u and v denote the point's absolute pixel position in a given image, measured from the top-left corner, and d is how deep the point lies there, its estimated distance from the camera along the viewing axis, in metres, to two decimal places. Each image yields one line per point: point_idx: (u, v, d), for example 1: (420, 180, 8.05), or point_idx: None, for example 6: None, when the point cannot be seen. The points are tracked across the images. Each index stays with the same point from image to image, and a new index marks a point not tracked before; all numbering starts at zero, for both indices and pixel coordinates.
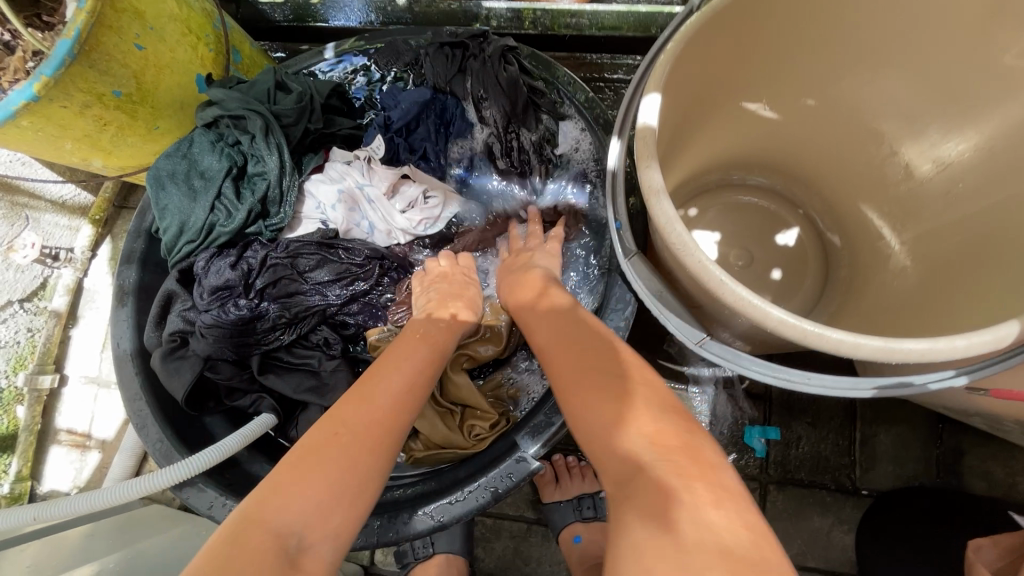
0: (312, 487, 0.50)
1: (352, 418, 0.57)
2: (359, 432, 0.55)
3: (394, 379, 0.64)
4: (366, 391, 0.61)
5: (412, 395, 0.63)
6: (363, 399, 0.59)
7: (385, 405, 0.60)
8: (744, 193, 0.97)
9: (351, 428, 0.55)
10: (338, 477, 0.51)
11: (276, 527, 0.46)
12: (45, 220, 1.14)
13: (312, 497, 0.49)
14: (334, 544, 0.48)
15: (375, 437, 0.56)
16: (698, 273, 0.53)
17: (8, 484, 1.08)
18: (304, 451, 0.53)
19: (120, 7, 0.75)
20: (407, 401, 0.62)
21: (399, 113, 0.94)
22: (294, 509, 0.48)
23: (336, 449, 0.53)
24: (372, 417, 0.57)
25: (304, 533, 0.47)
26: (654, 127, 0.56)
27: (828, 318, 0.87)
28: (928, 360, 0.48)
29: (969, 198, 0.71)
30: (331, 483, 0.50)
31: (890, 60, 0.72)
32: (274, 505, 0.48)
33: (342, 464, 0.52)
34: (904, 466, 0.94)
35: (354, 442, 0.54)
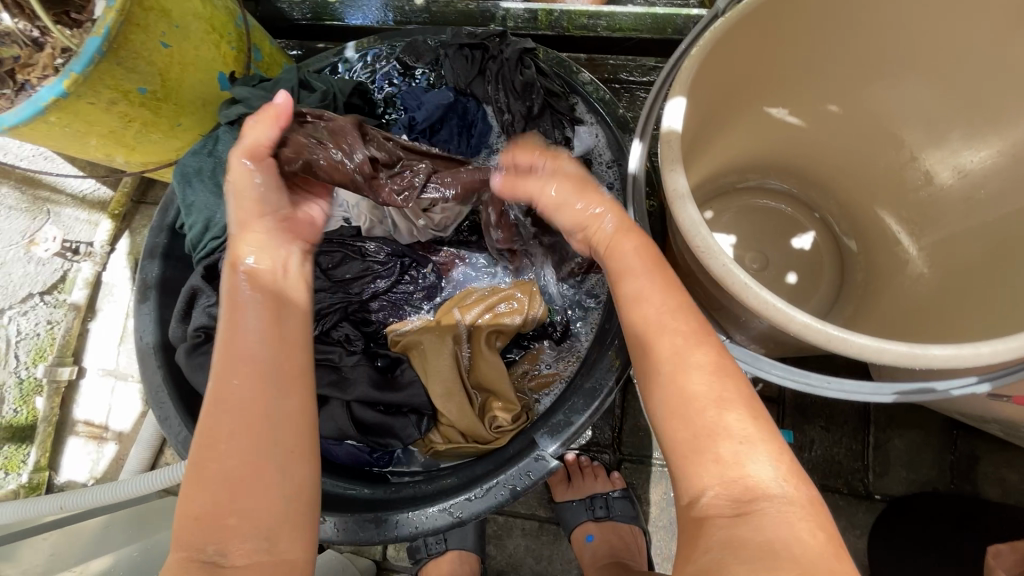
0: (206, 497, 0.50)
1: (224, 407, 0.53)
2: (223, 424, 0.53)
3: (248, 345, 0.56)
4: (225, 357, 0.55)
5: (270, 361, 0.56)
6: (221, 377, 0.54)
7: (241, 383, 0.54)
8: (760, 197, 0.97)
9: (214, 421, 0.53)
10: (228, 479, 0.51)
11: (190, 546, 0.49)
12: (67, 214, 1.16)
13: (206, 513, 0.50)
14: (263, 537, 0.50)
15: (253, 419, 0.53)
16: (723, 277, 0.53)
17: (27, 474, 1.10)
18: (195, 455, 0.53)
19: (147, 5, 0.76)
20: (268, 365, 0.56)
21: (423, 115, 0.94)
22: (196, 521, 0.50)
23: (213, 448, 0.52)
24: (234, 398, 0.53)
25: (219, 545, 0.49)
26: (679, 132, 0.57)
27: (844, 322, 0.87)
28: (952, 366, 0.49)
29: (990, 206, 0.71)
30: (217, 486, 0.51)
31: (914, 67, 0.72)
32: (182, 517, 0.50)
33: (222, 462, 0.51)
34: (917, 471, 0.94)
35: (227, 434, 0.52)
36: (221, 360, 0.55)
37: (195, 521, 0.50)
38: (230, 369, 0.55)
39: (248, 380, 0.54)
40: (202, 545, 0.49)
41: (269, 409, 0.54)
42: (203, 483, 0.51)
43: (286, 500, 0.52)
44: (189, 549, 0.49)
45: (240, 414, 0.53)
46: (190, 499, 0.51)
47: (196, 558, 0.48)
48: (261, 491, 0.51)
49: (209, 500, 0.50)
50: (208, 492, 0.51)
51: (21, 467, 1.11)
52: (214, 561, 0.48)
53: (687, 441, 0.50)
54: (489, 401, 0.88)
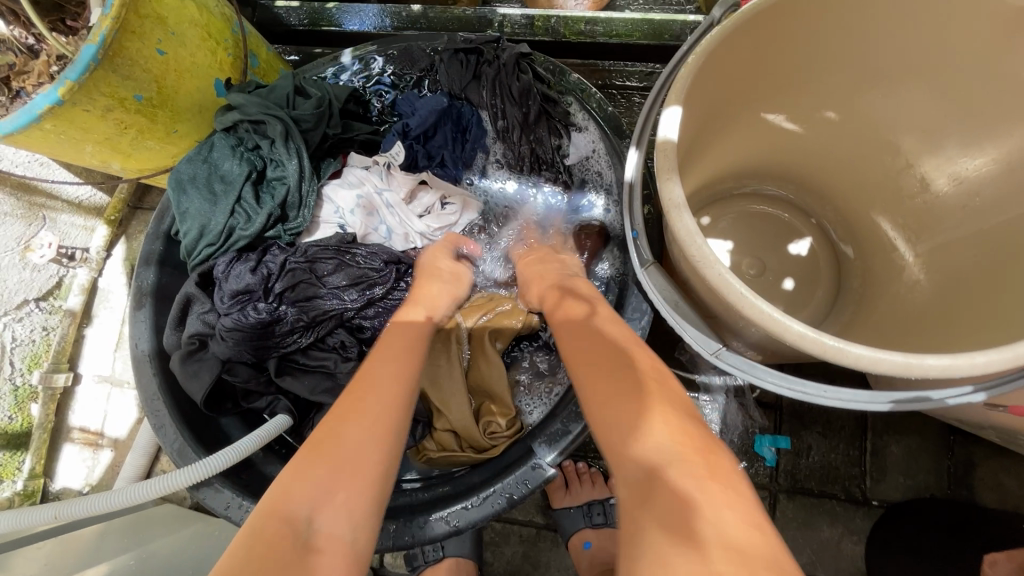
0: (324, 478, 0.50)
1: (384, 406, 0.57)
2: (369, 420, 0.55)
3: (382, 370, 0.62)
4: (362, 381, 0.61)
5: (404, 380, 0.62)
6: (352, 389, 0.59)
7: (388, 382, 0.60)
8: (757, 202, 0.97)
9: (357, 415, 0.56)
10: (354, 461, 0.52)
11: (286, 514, 0.47)
12: (62, 220, 1.16)
13: (312, 490, 0.49)
14: (352, 525, 0.48)
15: (391, 420, 0.56)
16: (718, 286, 0.53)
17: (21, 481, 1.09)
18: (306, 447, 0.53)
19: (142, 12, 0.76)
20: (406, 385, 0.61)
21: (417, 120, 0.95)
22: (308, 494, 0.48)
23: (331, 436, 0.53)
24: (387, 403, 0.58)
25: (314, 515, 0.47)
26: (675, 141, 0.57)
27: (840, 328, 0.87)
28: (947, 375, 0.49)
29: (986, 213, 0.71)
30: (338, 470, 0.51)
31: (908, 75, 0.72)
32: (275, 497, 0.49)
33: (346, 448, 0.52)
34: (915, 477, 0.94)
35: (378, 431, 0.55)
36: (366, 376, 0.61)
37: (306, 497, 0.48)
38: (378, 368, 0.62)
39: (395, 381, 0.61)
40: (300, 514, 0.47)
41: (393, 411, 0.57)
42: (322, 455, 0.52)
43: (380, 493, 0.52)
44: (287, 517, 0.47)
45: (377, 407, 0.57)
46: (294, 482, 0.50)
47: (294, 531, 0.46)
48: (366, 479, 0.51)
49: (327, 478, 0.50)
50: (328, 469, 0.51)
51: (16, 474, 1.10)
52: (302, 535, 0.46)
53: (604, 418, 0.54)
54: (485, 405, 0.88)
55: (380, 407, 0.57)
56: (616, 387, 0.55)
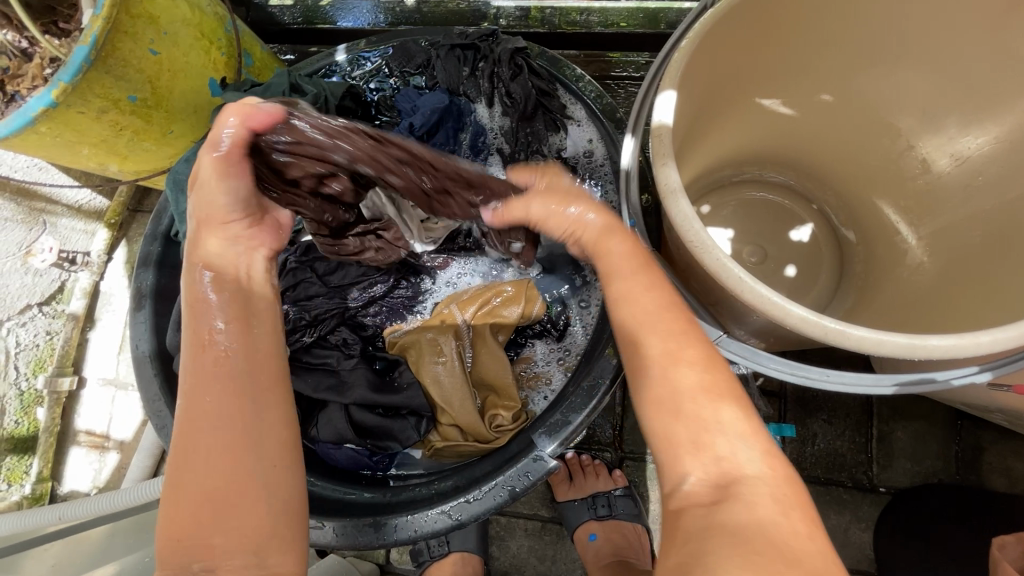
0: (190, 508, 0.47)
1: (200, 418, 0.49)
2: (202, 440, 0.48)
3: (219, 347, 0.51)
4: (196, 378, 0.50)
5: (243, 363, 0.51)
6: (195, 394, 0.50)
7: (216, 388, 0.50)
8: (757, 189, 0.96)
9: (194, 436, 0.49)
10: (212, 492, 0.47)
11: (178, 565, 0.46)
12: (62, 224, 1.16)
13: (188, 531, 0.46)
14: (252, 550, 0.46)
15: (238, 427, 0.49)
16: (717, 272, 0.52)
17: (30, 485, 1.10)
18: (166, 481, 0.49)
19: (134, 12, 0.76)
20: (237, 366, 0.51)
21: (418, 119, 0.91)
22: (184, 539, 0.46)
23: (188, 465, 0.48)
24: (217, 410, 0.49)
25: (202, 558, 0.46)
26: (670, 126, 0.56)
27: (844, 313, 0.86)
28: (952, 356, 0.48)
29: (988, 193, 0.70)
30: (203, 498, 0.47)
31: (906, 54, 0.71)
32: (166, 541, 0.47)
33: (214, 476, 0.48)
34: (922, 463, 0.93)
35: (212, 448, 0.48)
36: (192, 371, 0.51)
37: (184, 535, 0.46)
38: (198, 376, 0.50)
39: (223, 381, 0.50)
40: (186, 559, 0.46)
41: (257, 405, 0.50)
42: (187, 488, 0.48)
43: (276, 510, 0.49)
44: (172, 564, 0.45)
45: (236, 421, 0.49)
46: (171, 516, 0.47)
47: (181, 574, 0.45)
48: (251, 499, 0.48)
49: (198, 508, 0.47)
50: (197, 499, 0.47)
51: (24, 478, 1.11)
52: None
53: (650, 391, 0.51)
54: (489, 399, 0.88)
55: (248, 416, 0.50)
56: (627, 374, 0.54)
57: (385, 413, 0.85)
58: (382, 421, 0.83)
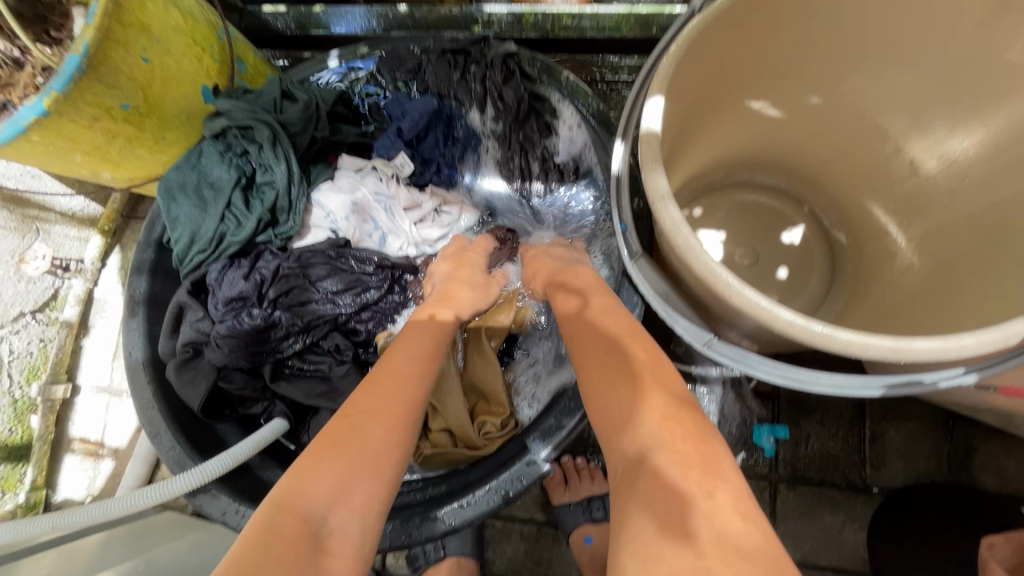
0: (324, 470, 0.52)
1: (379, 400, 0.60)
2: (372, 424, 0.57)
3: (401, 365, 0.65)
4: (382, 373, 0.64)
5: (415, 380, 0.64)
6: (375, 382, 0.62)
7: (393, 393, 0.61)
8: (750, 191, 0.96)
9: (369, 415, 0.58)
10: (365, 462, 0.54)
11: (302, 513, 0.49)
12: (55, 232, 1.16)
13: (330, 489, 0.51)
14: (363, 527, 0.51)
15: (396, 419, 0.58)
16: (706, 276, 0.53)
17: (24, 494, 1.09)
18: (320, 438, 0.56)
19: (126, 21, 0.76)
20: (415, 382, 0.63)
21: (408, 124, 0.94)
22: (322, 494, 0.51)
23: (349, 431, 0.56)
24: (391, 407, 0.59)
25: (329, 514, 0.50)
26: (658, 131, 0.57)
27: (835, 316, 0.86)
28: (938, 359, 0.49)
29: (976, 194, 0.70)
30: (341, 466, 0.53)
31: (893, 56, 0.72)
32: (292, 491, 0.51)
33: (367, 448, 0.55)
34: (915, 463, 0.94)
35: (386, 427, 0.57)
36: (372, 373, 0.64)
37: (316, 493, 0.51)
38: (388, 379, 0.62)
39: (402, 393, 0.61)
40: (315, 512, 0.50)
41: (414, 411, 0.60)
42: (333, 453, 0.54)
43: (386, 499, 0.54)
44: (301, 511, 0.49)
45: (394, 422, 0.58)
46: (306, 472, 0.52)
47: (307, 523, 0.49)
48: (377, 483, 0.54)
49: (334, 474, 0.52)
50: (336, 465, 0.53)
51: (19, 486, 1.10)
52: (318, 532, 0.49)
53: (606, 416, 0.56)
54: (478, 404, 0.89)
55: (404, 422, 0.59)
56: (613, 378, 0.57)
57: None
58: None
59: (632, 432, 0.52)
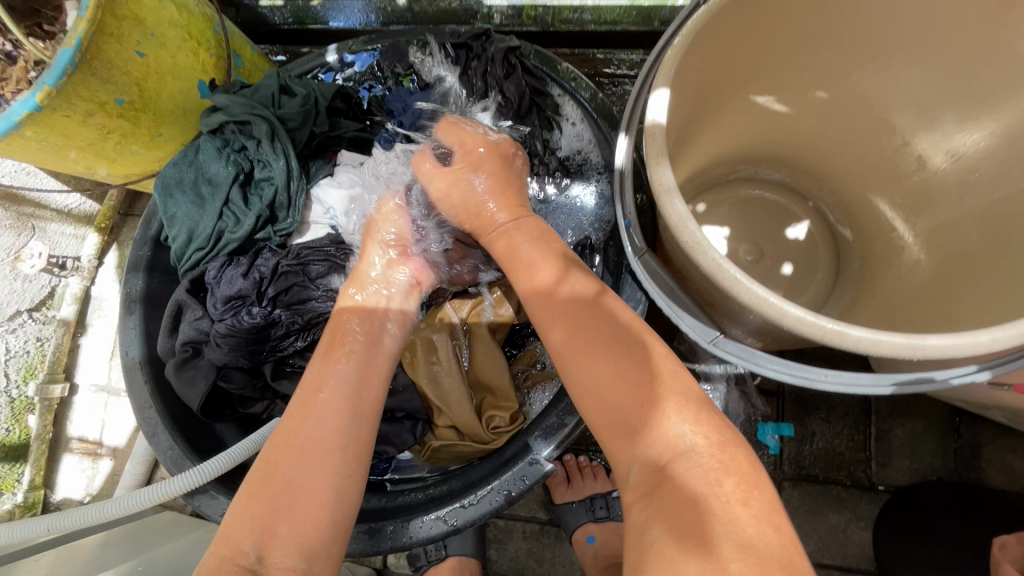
0: (260, 502, 0.52)
1: (304, 420, 0.56)
2: (295, 440, 0.55)
3: (342, 370, 0.61)
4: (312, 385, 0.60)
5: (358, 388, 0.60)
6: (312, 397, 0.58)
7: (329, 402, 0.58)
8: (754, 187, 0.95)
9: (291, 434, 0.56)
10: (294, 489, 0.52)
11: (232, 547, 0.49)
12: (52, 230, 1.14)
13: (259, 519, 0.50)
14: (304, 556, 0.49)
15: (335, 438, 0.55)
16: (713, 272, 0.52)
17: (21, 493, 1.08)
18: (260, 467, 0.54)
19: (119, 14, 0.75)
20: (357, 395, 0.60)
21: (410, 118, 0.93)
22: (251, 525, 0.50)
23: (283, 455, 0.54)
24: (318, 420, 0.56)
25: (260, 549, 0.49)
26: (663, 124, 0.56)
27: (841, 312, 0.85)
28: (951, 356, 0.48)
29: (984, 189, 0.69)
30: (283, 495, 0.52)
31: (900, 49, 0.70)
32: (230, 523, 0.51)
33: (288, 474, 0.53)
34: (921, 460, 0.93)
35: (298, 451, 0.54)
36: (312, 378, 0.61)
37: (246, 526, 0.50)
38: (320, 387, 0.59)
39: (335, 401, 0.58)
40: (244, 547, 0.49)
41: (346, 428, 0.56)
42: (268, 481, 0.53)
43: (333, 523, 0.52)
44: (229, 549, 0.48)
45: (316, 435, 0.55)
46: (246, 503, 0.52)
47: (236, 561, 0.48)
48: (315, 505, 0.52)
49: (274, 501, 0.51)
50: (276, 492, 0.52)
51: (16, 486, 1.09)
52: (251, 569, 0.47)
53: (611, 407, 0.51)
54: (486, 399, 0.87)
55: (340, 435, 0.56)
56: (619, 373, 0.52)
57: (381, 416, 0.85)
58: (378, 426, 0.84)
59: (647, 443, 0.48)
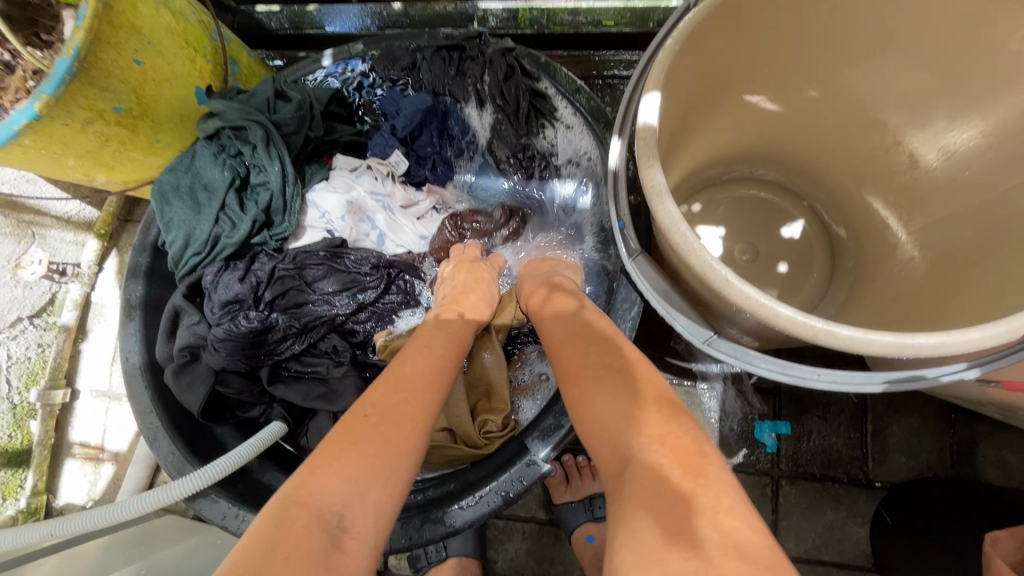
0: (350, 467, 0.51)
1: (390, 400, 0.59)
2: (394, 419, 0.57)
3: (420, 368, 0.65)
4: (396, 377, 0.63)
5: (438, 386, 0.64)
6: (398, 387, 0.61)
7: (419, 392, 0.61)
8: (748, 186, 0.96)
9: (377, 410, 0.57)
10: (381, 457, 0.53)
11: (317, 505, 0.47)
12: (52, 236, 1.15)
13: (338, 482, 0.49)
14: (376, 530, 0.49)
15: (416, 422, 0.58)
16: (706, 273, 0.52)
17: (24, 499, 1.09)
18: (338, 431, 0.55)
19: (116, 22, 0.75)
20: (438, 391, 0.64)
21: (402, 121, 0.94)
22: (341, 490, 0.49)
23: (368, 428, 0.55)
24: (402, 401, 0.59)
25: (345, 515, 0.48)
26: (655, 126, 0.56)
27: (835, 311, 0.86)
28: (941, 354, 0.48)
29: (973, 187, 0.70)
30: (368, 466, 0.51)
31: (890, 49, 0.71)
32: (318, 481, 0.49)
33: (371, 440, 0.53)
34: (917, 457, 0.94)
35: (396, 424, 0.56)
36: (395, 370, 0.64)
37: (338, 490, 0.49)
38: (409, 377, 0.63)
39: (427, 394, 0.62)
40: (333, 510, 0.47)
41: (430, 422, 0.60)
42: (352, 448, 0.53)
43: (405, 505, 0.53)
44: (318, 510, 0.47)
45: (411, 416, 0.58)
46: (324, 468, 0.51)
47: (325, 525, 0.46)
48: (395, 483, 0.53)
49: (358, 471, 0.51)
50: (361, 463, 0.51)
51: (19, 491, 1.10)
52: (333, 533, 0.46)
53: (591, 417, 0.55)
54: (480, 402, 0.88)
55: (424, 424, 0.59)
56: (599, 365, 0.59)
57: None
58: None
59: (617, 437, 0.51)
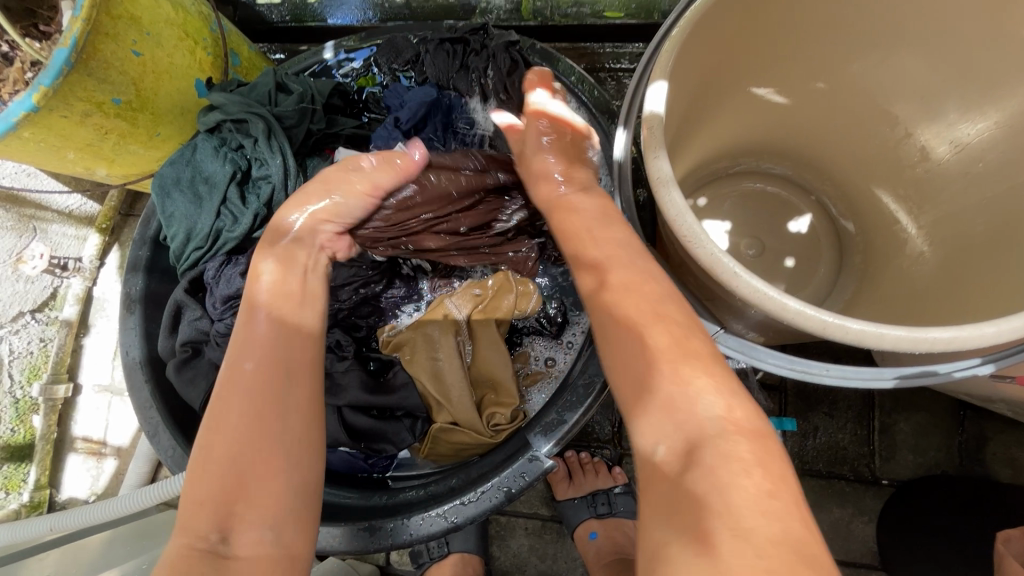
0: (208, 485, 0.53)
1: (231, 394, 0.56)
2: (236, 422, 0.55)
3: (241, 359, 0.58)
4: (231, 373, 0.58)
5: (280, 353, 0.60)
6: (232, 380, 0.57)
7: (251, 375, 0.57)
8: (757, 179, 0.95)
9: (226, 416, 0.55)
10: (247, 466, 0.53)
11: (195, 531, 0.51)
12: (53, 230, 1.15)
13: (211, 502, 0.52)
14: (269, 527, 0.52)
15: (270, 410, 0.56)
16: (711, 265, 0.51)
17: (28, 493, 1.09)
18: (199, 450, 0.55)
19: (115, 13, 0.74)
20: (271, 361, 0.59)
21: (406, 113, 0.92)
22: (206, 510, 0.51)
23: (223, 438, 0.54)
24: (242, 396, 0.56)
25: (223, 529, 0.51)
26: (661, 116, 0.55)
27: (843, 305, 0.85)
28: (955, 349, 0.47)
29: (985, 180, 0.69)
30: (223, 478, 0.52)
31: (901, 39, 0.70)
32: (188, 502, 0.52)
33: (233, 454, 0.53)
34: (925, 454, 0.92)
35: (242, 428, 0.54)
36: (233, 350, 0.60)
37: (202, 511, 0.51)
38: (243, 363, 0.58)
39: (261, 373, 0.57)
40: (206, 530, 0.50)
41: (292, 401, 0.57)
42: (209, 467, 0.53)
43: (293, 495, 0.54)
44: (192, 535, 0.50)
45: (256, 411, 0.55)
46: (194, 489, 0.53)
47: (200, 545, 0.49)
48: (267, 480, 0.53)
49: (217, 484, 0.52)
50: (217, 477, 0.53)
51: (22, 485, 1.10)
52: (216, 548, 0.50)
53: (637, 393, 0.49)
54: (487, 397, 0.87)
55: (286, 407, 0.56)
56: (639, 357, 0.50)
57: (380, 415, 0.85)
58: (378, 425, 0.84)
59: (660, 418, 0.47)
